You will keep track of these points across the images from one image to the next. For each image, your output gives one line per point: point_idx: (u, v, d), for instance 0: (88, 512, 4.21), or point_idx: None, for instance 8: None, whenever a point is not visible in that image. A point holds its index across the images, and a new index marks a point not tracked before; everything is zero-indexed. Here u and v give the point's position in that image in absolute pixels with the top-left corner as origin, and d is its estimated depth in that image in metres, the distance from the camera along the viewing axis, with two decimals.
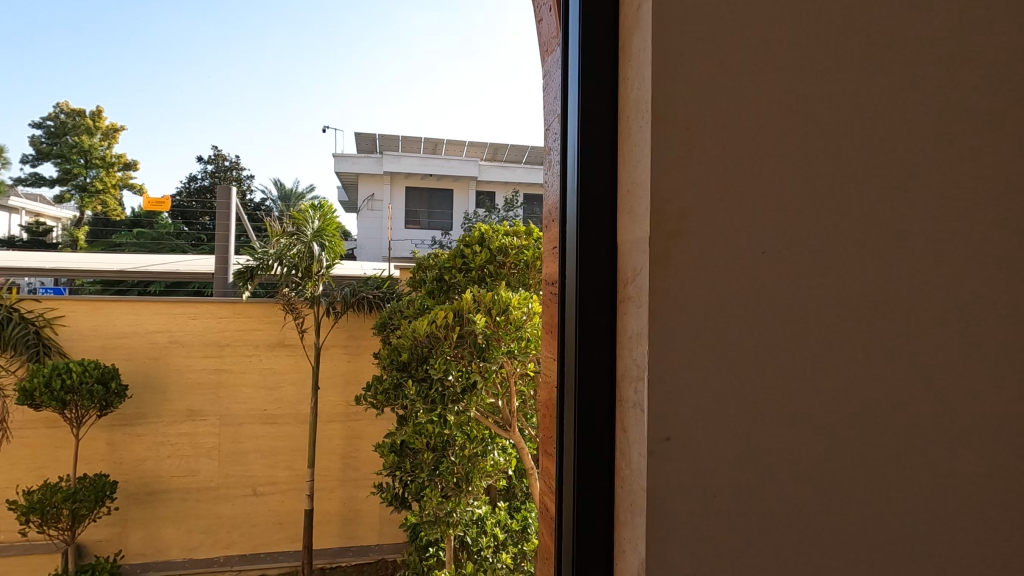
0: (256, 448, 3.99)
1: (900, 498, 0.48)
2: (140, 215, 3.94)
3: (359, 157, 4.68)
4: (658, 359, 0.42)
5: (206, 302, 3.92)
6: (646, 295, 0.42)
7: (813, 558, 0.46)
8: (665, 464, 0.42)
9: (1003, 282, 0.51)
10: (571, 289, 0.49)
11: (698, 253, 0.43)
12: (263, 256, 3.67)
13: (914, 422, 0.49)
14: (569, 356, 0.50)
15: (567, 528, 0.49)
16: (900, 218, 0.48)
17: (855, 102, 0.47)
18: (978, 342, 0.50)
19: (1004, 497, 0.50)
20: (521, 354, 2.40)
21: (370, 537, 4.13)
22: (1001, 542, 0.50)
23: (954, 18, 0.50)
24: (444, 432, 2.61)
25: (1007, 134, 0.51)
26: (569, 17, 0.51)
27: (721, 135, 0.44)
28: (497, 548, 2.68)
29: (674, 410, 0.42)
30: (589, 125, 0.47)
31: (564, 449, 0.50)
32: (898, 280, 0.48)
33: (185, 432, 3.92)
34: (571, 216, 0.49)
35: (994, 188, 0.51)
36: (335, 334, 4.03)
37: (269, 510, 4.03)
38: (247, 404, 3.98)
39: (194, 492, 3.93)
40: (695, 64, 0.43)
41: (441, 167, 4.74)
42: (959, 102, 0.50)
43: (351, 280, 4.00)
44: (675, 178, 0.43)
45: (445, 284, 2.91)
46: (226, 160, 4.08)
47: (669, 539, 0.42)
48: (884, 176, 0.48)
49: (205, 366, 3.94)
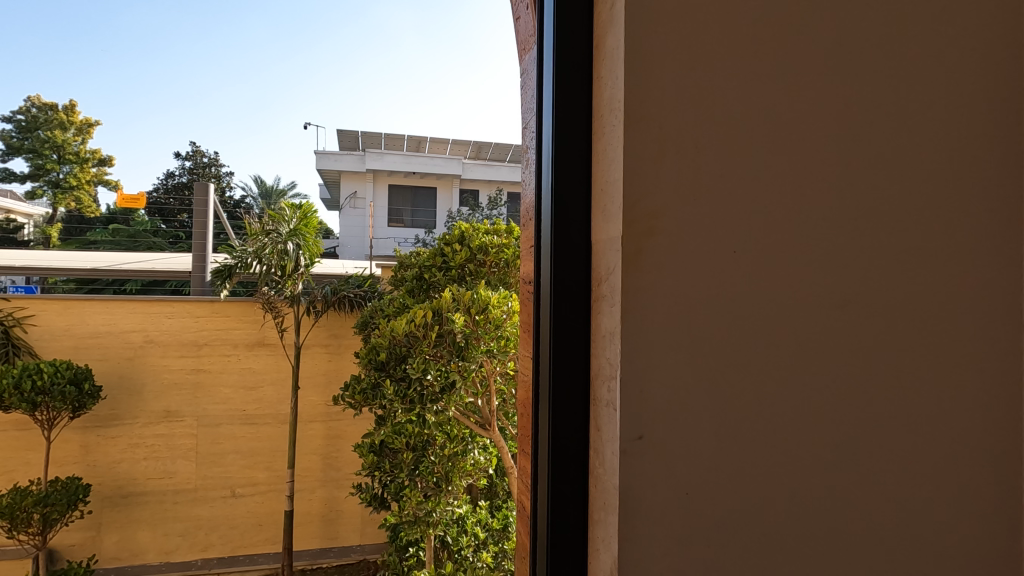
0: (235, 449, 3.93)
1: (862, 492, 0.49)
2: (115, 211, 3.81)
3: (342, 154, 4.64)
4: (630, 359, 0.42)
5: (183, 301, 3.83)
6: (618, 293, 0.42)
7: (785, 555, 0.47)
8: (638, 462, 0.42)
9: (963, 281, 0.52)
10: (545, 286, 0.49)
11: (672, 253, 0.43)
12: (242, 253, 3.59)
13: (879, 418, 0.50)
14: (543, 353, 0.49)
15: (541, 528, 0.49)
16: (864, 216, 0.49)
17: (820, 101, 0.48)
18: (936, 339, 0.51)
19: (958, 490, 0.52)
20: (500, 353, 2.43)
21: (351, 537, 4.10)
22: (955, 531, 0.52)
23: (924, 23, 0.51)
24: (424, 432, 2.59)
25: (966, 136, 0.53)
26: (544, 14, 0.51)
27: (693, 134, 0.44)
28: (477, 546, 2.70)
29: (647, 407, 0.43)
30: (563, 123, 0.47)
31: (539, 449, 0.50)
32: (864, 278, 0.49)
33: (162, 432, 3.85)
34: (545, 214, 0.49)
35: (952, 189, 0.52)
36: (315, 334, 3.97)
37: (248, 512, 3.97)
38: (226, 404, 3.91)
39: (171, 494, 3.87)
40: (668, 61, 0.43)
41: (424, 165, 4.68)
42: (922, 104, 0.51)
43: (331, 280, 3.90)
44: (648, 174, 0.43)
45: (424, 283, 2.90)
46: (205, 156, 3.99)
47: (640, 537, 0.42)
48: (850, 175, 0.49)
49: (182, 366, 3.86)
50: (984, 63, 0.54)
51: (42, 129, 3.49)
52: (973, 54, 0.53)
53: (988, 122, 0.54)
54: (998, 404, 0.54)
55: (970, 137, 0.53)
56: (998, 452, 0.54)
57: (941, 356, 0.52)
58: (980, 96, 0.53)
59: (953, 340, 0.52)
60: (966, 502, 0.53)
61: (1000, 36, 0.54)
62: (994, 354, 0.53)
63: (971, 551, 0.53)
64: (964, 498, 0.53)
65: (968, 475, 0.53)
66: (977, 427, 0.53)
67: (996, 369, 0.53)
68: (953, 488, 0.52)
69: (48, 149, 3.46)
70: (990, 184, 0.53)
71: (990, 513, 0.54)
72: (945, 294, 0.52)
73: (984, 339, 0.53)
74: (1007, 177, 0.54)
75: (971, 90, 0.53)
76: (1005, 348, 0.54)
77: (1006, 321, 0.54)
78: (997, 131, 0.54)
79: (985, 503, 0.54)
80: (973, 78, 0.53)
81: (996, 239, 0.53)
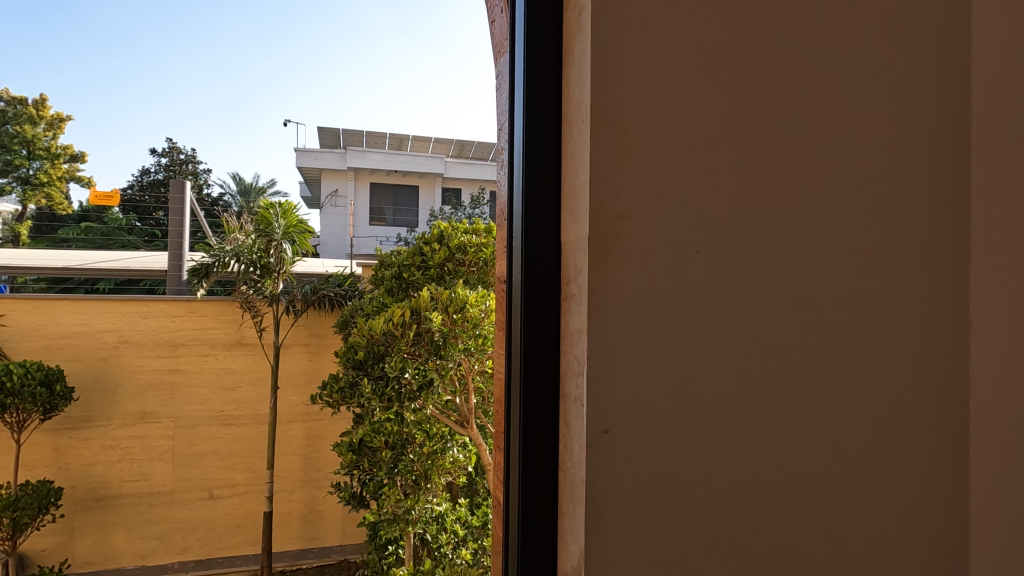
0: (213, 450, 3.89)
1: (817, 485, 0.51)
2: (88, 209, 3.66)
3: (322, 152, 4.32)
4: (596, 355, 0.43)
5: (160, 301, 3.77)
6: (585, 292, 0.44)
7: (744, 544, 0.49)
8: (604, 455, 0.44)
9: (914, 282, 0.55)
10: (516, 284, 0.50)
11: (637, 253, 0.45)
12: (219, 253, 3.56)
13: (835, 414, 0.52)
14: (515, 349, 0.50)
15: (513, 522, 0.50)
16: (821, 220, 0.51)
17: (778, 105, 0.50)
18: (888, 337, 0.54)
19: (911, 482, 0.55)
20: (478, 351, 2.45)
21: (332, 537, 4.07)
22: (907, 521, 0.55)
23: (878, 35, 0.54)
24: (403, 430, 2.61)
25: (919, 143, 0.55)
26: (516, 18, 0.52)
27: (657, 137, 0.46)
28: (456, 543, 2.71)
29: (612, 401, 0.44)
30: (534, 126, 0.48)
31: (511, 443, 0.51)
32: (820, 279, 0.51)
33: (137, 434, 3.78)
34: (516, 215, 0.50)
35: (905, 194, 0.54)
36: (295, 332, 3.90)
37: (226, 513, 3.93)
38: (203, 405, 3.86)
39: (146, 496, 3.81)
40: (632, 68, 0.45)
41: (407, 163, 4.52)
42: (875, 113, 0.54)
43: (311, 279, 3.82)
44: (614, 177, 0.44)
45: (403, 283, 2.88)
46: (182, 153, 3.95)
47: (606, 527, 0.44)
48: (808, 180, 0.51)
49: (158, 366, 3.79)
50: (935, 73, 0.56)
51: (9, 122, 3.31)
52: (926, 64, 0.56)
53: (939, 129, 0.56)
54: (947, 400, 0.56)
55: (922, 144, 0.55)
56: (948, 446, 0.57)
57: (894, 352, 0.54)
58: (931, 104, 0.56)
59: (905, 338, 0.54)
60: (919, 494, 0.55)
61: (950, 45, 0.57)
62: (942, 352, 0.56)
63: (923, 541, 0.56)
64: (916, 490, 0.55)
65: (920, 469, 0.55)
66: (928, 421, 0.56)
67: (944, 364, 0.56)
68: (904, 479, 0.55)
69: (18, 143, 3.22)
70: (941, 189, 0.56)
71: (941, 506, 0.56)
72: (896, 294, 0.54)
73: (932, 337, 0.56)
74: (957, 183, 0.57)
75: (922, 98, 0.56)
76: (951, 345, 0.57)
77: (954, 320, 0.57)
78: (948, 138, 0.57)
79: (936, 497, 0.56)
80: (924, 87, 0.56)
81: (946, 242, 0.56)
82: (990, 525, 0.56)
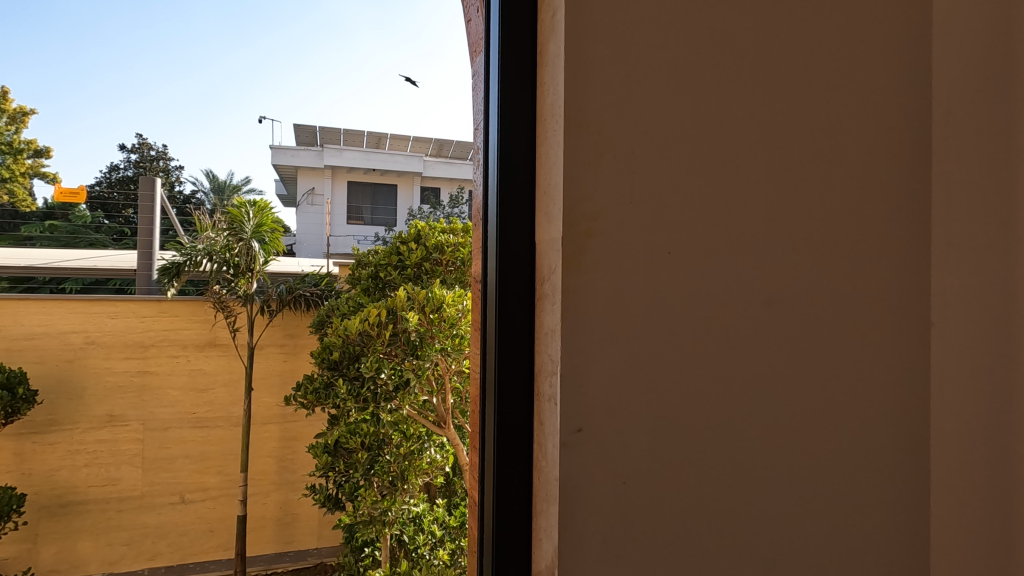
0: (184, 453, 3.80)
1: (785, 482, 0.52)
2: (53, 207, 3.50)
3: (299, 149, 4.17)
4: (569, 356, 0.44)
5: (128, 301, 3.62)
6: (559, 292, 0.44)
7: (714, 536, 0.50)
8: (577, 454, 0.44)
9: (879, 279, 0.56)
10: (491, 282, 0.50)
11: (609, 252, 0.45)
12: (190, 251, 3.49)
13: (802, 410, 0.53)
14: (490, 348, 0.50)
15: (487, 520, 0.50)
16: (790, 219, 0.52)
17: (745, 109, 0.51)
18: (853, 333, 0.55)
19: (877, 473, 0.57)
20: (455, 351, 2.46)
21: (308, 540, 4.03)
22: (872, 513, 0.56)
23: (844, 38, 0.55)
24: (380, 431, 2.58)
25: (882, 146, 0.57)
26: (491, 18, 0.52)
27: (629, 136, 0.46)
28: (434, 543, 2.70)
29: (585, 401, 0.45)
30: (507, 126, 0.49)
31: (486, 442, 0.51)
32: (785, 276, 0.52)
33: (105, 438, 3.66)
34: (491, 215, 0.50)
35: (869, 193, 0.56)
36: (270, 334, 3.80)
37: (198, 517, 3.85)
38: (174, 407, 3.76)
39: (114, 502, 3.69)
40: (603, 67, 0.45)
41: (385, 162, 4.29)
42: (839, 117, 0.55)
43: (287, 278, 3.70)
44: (587, 178, 0.44)
45: (380, 283, 2.85)
46: (152, 149, 3.75)
47: (579, 525, 0.45)
48: (777, 179, 0.52)
49: (127, 368, 3.67)
50: (898, 74, 0.58)
51: None
52: (889, 69, 0.57)
53: (901, 133, 0.58)
54: (910, 395, 0.58)
55: (887, 146, 0.57)
56: (908, 442, 0.58)
57: (858, 352, 0.56)
58: (897, 106, 0.58)
59: (869, 338, 0.56)
60: (883, 491, 0.57)
61: (913, 46, 0.59)
62: (904, 352, 0.58)
63: (886, 530, 0.57)
64: (880, 480, 0.57)
65: (884, 463, 0.57)
66: (891, 418, 0.57)
67: (906, 361, 0.58)
68: (869, 472, 0.56)
69: None
70: (903, 193, 0.58)
71: (903, 501, 0.58)
72: (862, 292, 0.56)
73: (896, 336, 0.57)
74: (919, 186, 0.58)
75: (885, 100, 0.57)
76: (913, 342, 0.58)
77: (916, 319, 0.58)
78: (910, 140, 0.58)
79: (899, 494, 0.58)
80: (887, 91, 0.57)
81: (908, 245, 0.58)
82: (948, 517, 0.59)
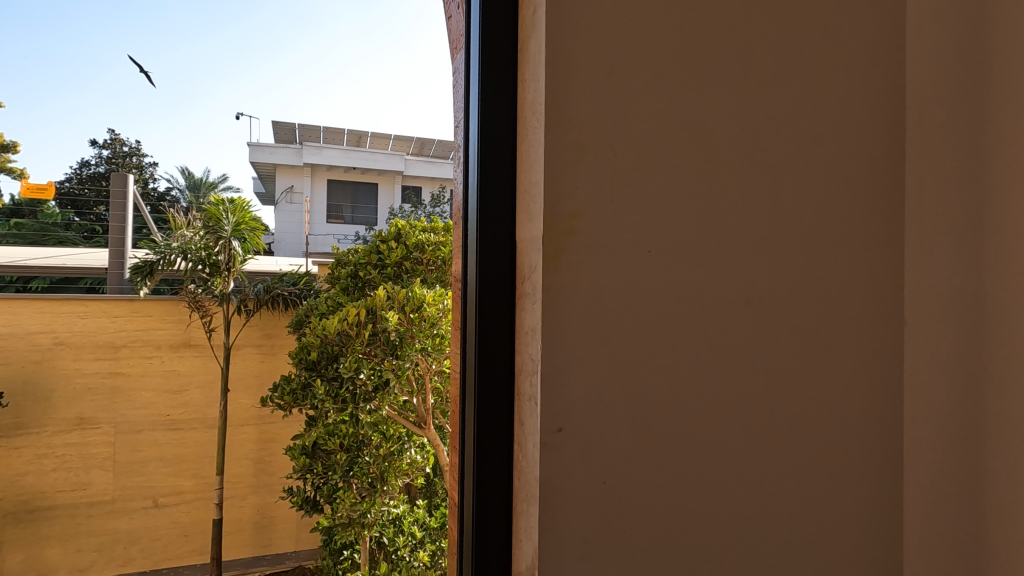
0: (157, 456, 3.70)
1: (763, 479, 0.53)
2: (20, 203, 3.40)
3: (278, 147, 3.94)
4: (550, 355, 0.43)
5: (99, 300, 3.50)
6: (539, 291, 0.44)
7: (694, 534, 0.50)
8: (558, 454, 0.44)
9: (855, 279, 0.57)
10: (471, 281, 0.50)
11: (591, 251, 0.45)
12: (164, 249, 3.41)
13: (781, 410, 0.54)
14: (469, 347, 0.50)
15: (466, 521, 0.50)
16: (769, 218, 0.53)
17: (726, 107, 0.51)
18: (831, 332, 0.56)
19: (853, 470, 0.58)
20: (435, 351, 2.45)
21: (286, 544, 3.96)
22: (849, 509, 0.57)
23: (823, 42, 0.56)
24: (358, 432, 2.54)
25: (858, 147, 0.58)
26: (472, 15, 0.52)
27: (611, 135, 0.46)
28: (414, 545, 2.70)
29: (566, 400, 0.44)
30: (488, 123, 0.48)
31: (465, 442, 0.51)
32: (764, 277, 0.53)
33: (74, 441, 3.54)
34: (471, 212, 0.50)
35: (845, 194, 0.57)
36: (247, 334, 3.75)
37: (173, 522, 3.77)
38: (147, 409, 3.65)
39: (84, 507, 3.58)
40: (584, 65, 0.45)
41: (365, 160, 4.03)
42: (817, 118, 0.56)
43: (265, 277, 3.65)
44: (568, 176, 0.44)
45: (359, 282, 2.81)
46: (125, 144, 3.56)
47: (560, 526, 0.44)
48: (756, 180, 0.52)
49: (98, 369, 3.56)
50: (873, 77, 0.59)
51: None
52: (865, 72, 0.58)
53: (876, 134, 0.59)
54: (885, 393, 0.59)
55: (862, 147, 0.58)
56: (883, 439, 0.59)
57: (835, 351, 0.56)
58: (872, 109, 0.59)
59: (847, 337, 0.57)
60: (859, 488, 0.58)
61: (887, 50, 0.60)
62: (879, 351, 0.59)
63: (861, 527, 0.58)
64: (856, 477, 0.58)
65: (860, 460, 0.58)
66: (866, 416, 0.58)
67: (881, 360, 0.59)
68: (846, 469, 0.57)
69: None
70: (878, 194, 0.59)
71: (877, 497, 0.59)
72: (839, 291, 0.56)
73: (872, 336, 0.58)
74: (892, 188, 0.60)
75: (862, 102, 0.58)
76: (887, 341, 0.59)
77: (890, 318, 0.59)
78: (883, 142, 0.59)
79: (873, 490, 0.59)
80: (862, 94, 0.58)
81: (882, 244, 0.59)
82: (921, 513, 0.60)
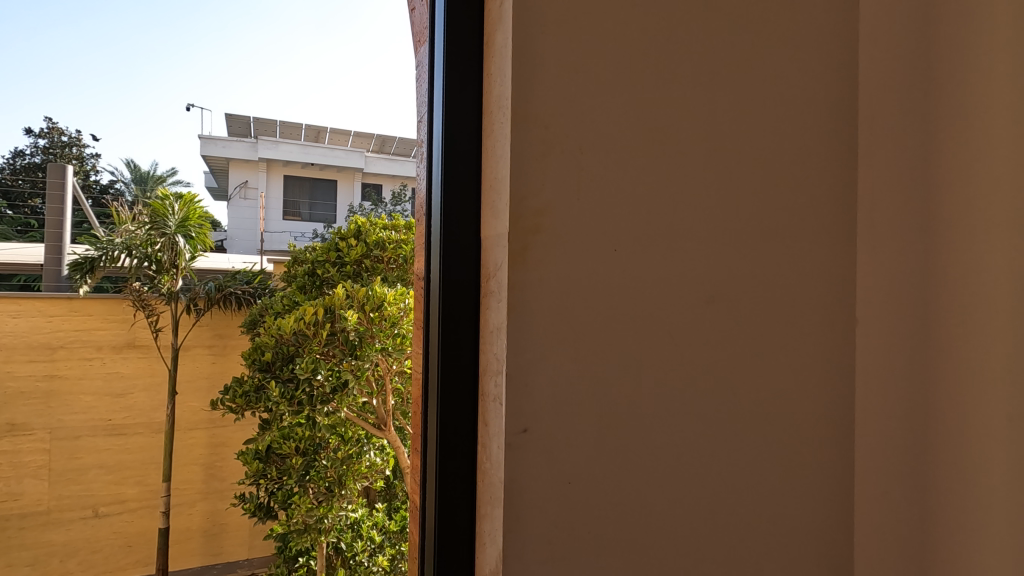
0: (98, 463, 3.51)
1: (725, 476, 0.54)
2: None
3: (231, 140, 3.97)
4: (515, 353, 0.43)
5: (34, 299, 3.31)
6: (505, 288, 0.43)
7: (659, 532, 0.50)
8: (522, 454, 0.43)
9: (813, 278, 0.59)
10: (434, 277, 0.48)
11: (557, 248, 0.45)
12: (107, 245, 3.20)
13: (742, 408, 0.55)
14: (432, 346, 0.48)
15: (428, 526, 0.48)
16: (733, 217, 0.54)
17: (691, 108, 0.52)
18: (790, 328, 0.57)
19: (810, 464, 0.59)
20: (397, 351, 2.41)
21: (238, 552, 3.82)
22: (807, 502, 0.59)
23: (782, 49, 0.57)
24: (315, 435, 2.45)
25: (815, 150, 0.59)
26: (435, 8, 0.50)
27: (576, 131, 0.46)
28: (373, 550, 2.65)
29: (529, 398, 0.44)
30: (453, 114, 0.47)
31: (428, 444, 0.49)
32: (727, 275, 0.54)
33: (5, 449, 3.32)
34: (435, 209, 0.48)
35: (803, 196, 0.58)
36: (197, 334, 3.59)
37: (114, 532, 3.58)
38: (87, 414, 3.46)
39: (16, 518, 3.35)
40: (552, 60, 0.45)
41: (323, 157, 4.17)
42: (778, 120, 0.57)
43: (216, 276, 3.50)
44: (534, 172, 0.44)
45: (317, 279, 2.74)
46: (64, 134, 3.26)
47: (524, 527, 0.44)
48: (718, 181, 0.53)
49: (32, 371, 3.35)
50: (827, 83, 0.61)
51: None
52: (820, 78, 0.60)
53: (831, 137, 0.61)
54: (838, 390, 0.61)
55: (819, 152, 0.60)
56: (838, 433, 0.61)
57: (794, 350, 0.58)
58: (828, 115, 0.61)
59: (804, 336, 0.58)
60: (814, 482, 0.60)
61: (840, 58, 0.62)
62: (832, 347, 0.61)
63: (817, 519, 0.60)
64: (813, 472, 0.59)
65: (816, 452, 0.60)
66: (821, 412, 0.60)
67: (836, 357, 0.61)
68: (804, 464, 0.59)
69: None
70: (832, 197, 0.61)
71: (832, 490, 0.61)
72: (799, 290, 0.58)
73: (826, 334, 0.60)
74: (845, 192, 0.62)
75: (818, 106, 0.60)
76: (840, 339, 0.61)
77: (843, 317, 0.61)
78: (836, 147, 0.61)
79: (828, 483, 0.61)
80: (818, 99, 0.60)
81: (835, 246, 0.61)
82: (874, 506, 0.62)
